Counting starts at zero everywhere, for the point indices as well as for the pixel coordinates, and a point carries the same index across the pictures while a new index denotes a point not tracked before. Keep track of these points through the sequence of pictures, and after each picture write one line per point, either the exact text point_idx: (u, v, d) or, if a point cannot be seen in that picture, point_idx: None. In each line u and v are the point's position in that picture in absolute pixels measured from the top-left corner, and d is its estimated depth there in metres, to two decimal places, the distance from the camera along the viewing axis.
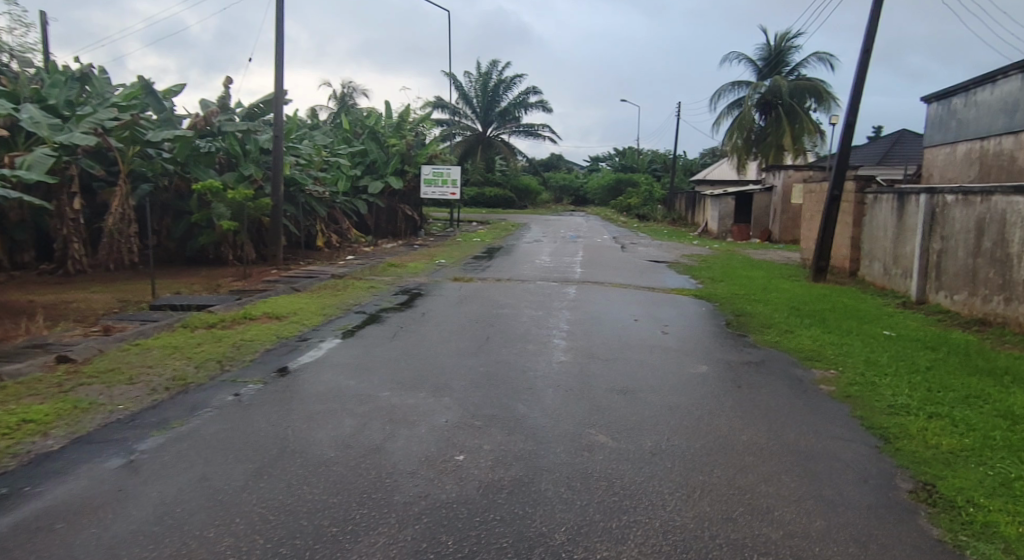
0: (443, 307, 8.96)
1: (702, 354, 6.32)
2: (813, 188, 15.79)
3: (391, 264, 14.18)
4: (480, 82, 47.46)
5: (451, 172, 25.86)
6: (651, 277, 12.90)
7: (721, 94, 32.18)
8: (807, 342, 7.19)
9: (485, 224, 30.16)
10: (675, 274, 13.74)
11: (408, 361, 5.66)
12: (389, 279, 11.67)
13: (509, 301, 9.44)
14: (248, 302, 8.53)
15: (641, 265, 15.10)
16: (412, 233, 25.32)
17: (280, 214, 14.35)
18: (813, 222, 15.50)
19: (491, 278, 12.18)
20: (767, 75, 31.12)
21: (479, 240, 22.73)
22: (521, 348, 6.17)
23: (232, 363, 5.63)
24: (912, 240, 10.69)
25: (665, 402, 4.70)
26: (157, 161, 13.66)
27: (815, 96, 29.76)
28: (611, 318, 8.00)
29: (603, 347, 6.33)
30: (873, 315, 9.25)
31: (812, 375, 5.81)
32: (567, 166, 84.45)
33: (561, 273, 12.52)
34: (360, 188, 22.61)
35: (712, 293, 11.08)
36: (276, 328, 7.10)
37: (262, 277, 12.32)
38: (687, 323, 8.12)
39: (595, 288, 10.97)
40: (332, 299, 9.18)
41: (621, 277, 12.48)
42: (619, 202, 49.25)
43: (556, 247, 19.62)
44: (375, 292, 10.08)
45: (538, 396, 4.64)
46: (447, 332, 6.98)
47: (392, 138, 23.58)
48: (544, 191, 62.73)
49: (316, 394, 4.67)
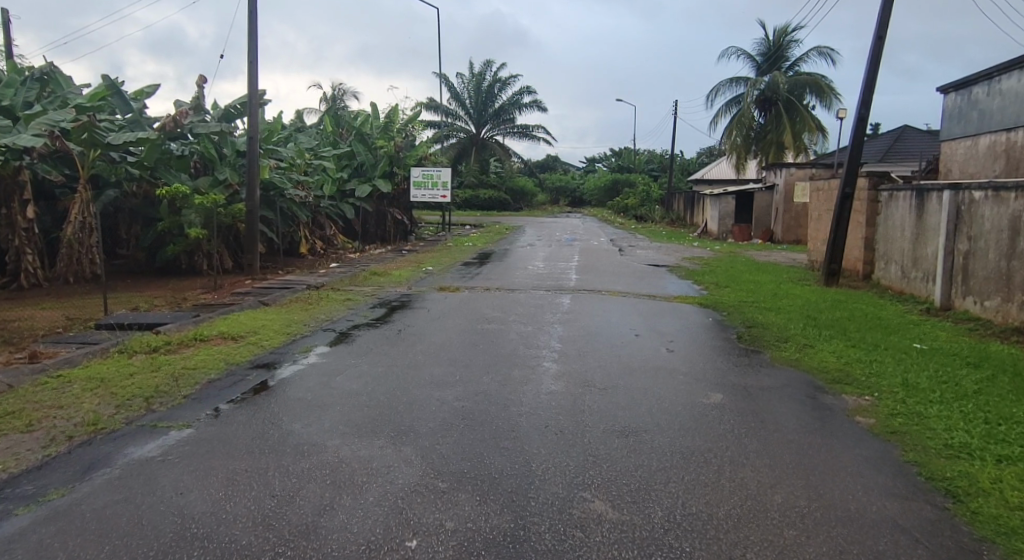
0: (423, 321, 8.10)
1: (715, 379, 5.49)
2: (821, 186, 15.01)
3: (374, 272, 13.33)
4: (473, 83, 46.67)
5: (442, 173, 24.82)
6: (652, 283, 12.06)
7: (720, 91, 31.41)
8: (832, 360, 6.37)
9: (480, 228, 29.30)
10: (676, 280, 12.91)
11: (372, 394, 4.81)
12: (369, 289, 10.83)
13: (498, 313, 8.60)
14: (206, 320, 7.65)
15: (640, 269, 14.28)
16: (404, 238, 24.46)
17: (255, 221, 13.49)
18: (821, 222, 14.72)
19: (480, 286, 11.33)
20: (766, 71, 30.34)
21: (472, 244, 21.91)
22: (505, 376, 5.32)
23: (161, 402, 4.65)
24: (934, 240, 9.87)
25: (678, 447, 3.84)
26: (122, 165, 12.82)
27: (816, 91, 29.00)
28: (609, 333, 7.16)
29: (600, 371, 5.49)
30: (897, 324, 8.42)
31: (846, 404, 4.97)
32: (563, 167, 83.72)
33: (554, 281, 11.68)
34: (347, 192, 21.78)
35: (718, 300, 10.28)
36: (229, 353, 6.17)
37: (233, 289, 11.46)
38: (693, 338, 7.28)
39: (592, 297, 10.13)
40: (302, 314, 8.31)
41: (622, 284, 11.61)
42: (617, 203, 48.48)
43: (551, 251, 18.77)
44: (352, 304, 9.23)
45: (521, 443, 3.81)
46: (424, 353, 6.14)
47: (380, 139, 22.75)
48: (540, 193, 61.91)
49: (251, 443, 3.82)
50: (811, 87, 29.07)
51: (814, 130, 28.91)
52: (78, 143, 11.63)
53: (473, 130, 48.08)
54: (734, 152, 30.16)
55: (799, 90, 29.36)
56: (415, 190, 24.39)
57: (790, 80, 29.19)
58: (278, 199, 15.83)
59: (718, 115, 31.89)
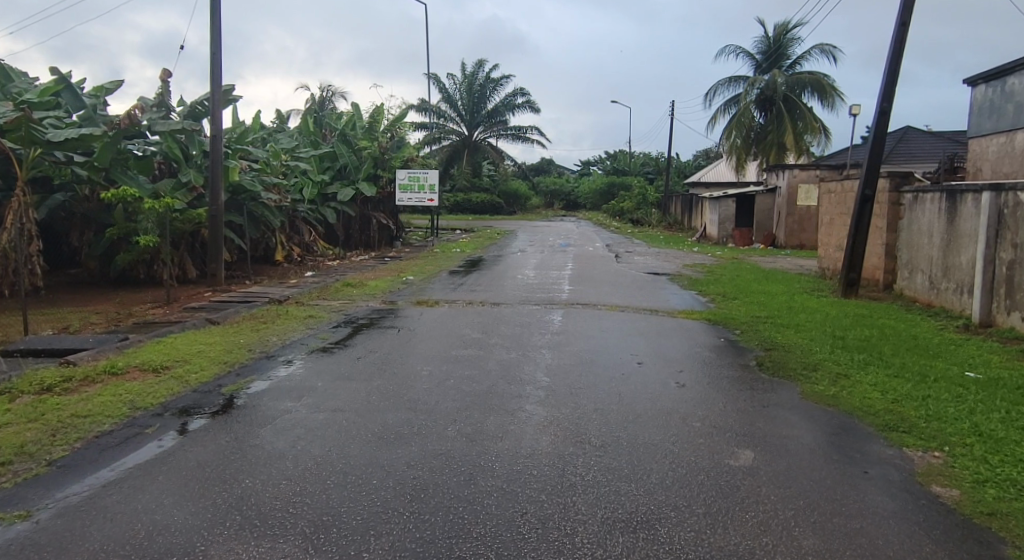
0: (391, 344, 6.98)
1: (743, 429, 4.36)
2: (832, 188, 14.00)
3: (349, 282, 12.20)
4: (465, 83, 45.55)
5: (429, 176, 23.63)
6: (653, 295, 10.94)
7: (718, 90, 30.43)
8: (877, 395, 5.30)
9: (471, 233, 28.19)
10: (679, 290, 11.81)
11: (300, 456, 3.67)
12: (338, 303, 9.70)
13: (477, 333, 7.48)
14: (132, 346, 6.48)
15: (639, 279, 13.20)
16: (389, 244, 23.29)
17: (219, 226, 12.37)
18: (834, 227, 13.70)
19: (462, 299, 10.20)
20: (766, 70, 29.32)
21: (460, 250, 20.78)
22: (477, 426, 4.19)
23: (16, 471, 3.45)
24: (970, 247, 8.79)
25: (710, 552, 2.69)
26: (69, 166, 11.58)
27: (817, 90, 28.05)
28: (607, 362, 6.04)
29: (597, 419, 4.36)
30: (938, 344, 7.31)
31: (912, 465, 3.86)
32: (557, 170, 82.78)
33: (546, 293, 10.55)
34: (328, 195, 20.68)
35: (730, 317, 9.18)
36: (140, 392, 4.96)
37: (188, 303, 10.26)
38: (706, 367, 6.16)
39: (590, 313, 9.01)
40: (250, 337, 7.12)
41: (622, 297, 10.46)
42: (612, 207, 47.52)
43: (542, 258, 17.71)
44: (314, 323, 8.07)
45: (484, 548, 2.67)
46: (381, 391, 5.02)
47: (364, 140, 21.65)
48: (533, 196, 60.84)
49: (100, 546, 2.66)
50: (811, 86, 28.08)
51: (816, 130, 27.96)
52: (16, 141, 10.41)
53: (465, 132, 47.00)
54: (733, 153, 29.22)
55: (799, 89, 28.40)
56: (401, 194, 23.25)
57: (791, 78, 28.22)
58: (249, 202, 14.69)
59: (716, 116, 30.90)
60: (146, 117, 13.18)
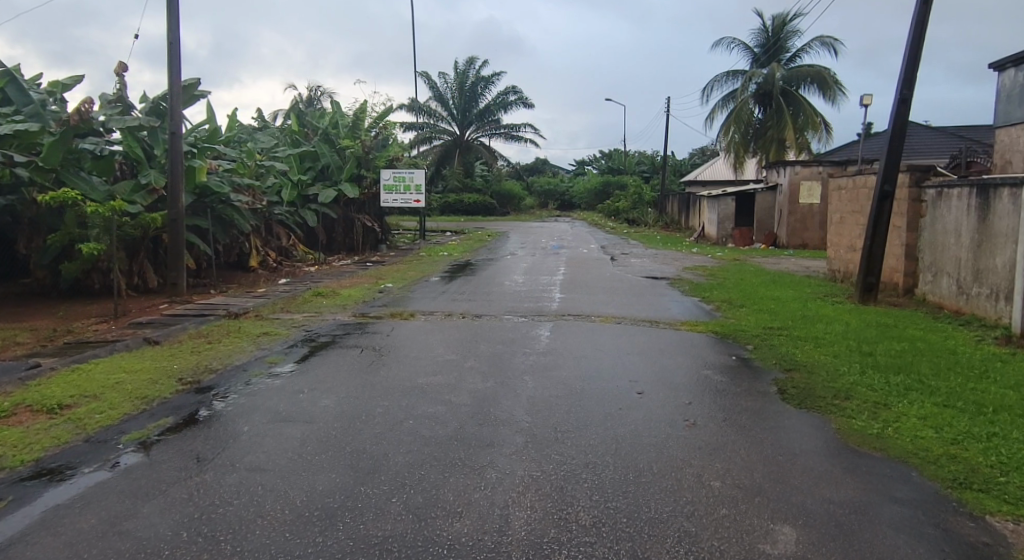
0: (351, 368, 5.98)
1: (776, 491, 3.38)
2: (843, 184, 13.08)
3: (322, 290, 11.21)
4: (457, 82, 44.54)
5: (415, 176, 22.78)
6: (652, 303, 9.96)
7: (715, 85, 29.54)
8: (933, 434, 4.33)
9: (462, 235, 27.23)
10: (681, 297, 10.83)
11: (175, 553, 2.63)
12: (302, 316, 8.70)
13: (453, 352, 6.48)
14: (42, 375, 5.47)
15: (636, 284, 12.23)
16: (374, 248, 22.23)
17: (180, 230, 11.35)
18: (846, 226, 12.78)
19: (442, 310, 9.21)
20: (765, 64, 28.38)
21: (447, 253, 19.74)
22: (432, 495, 3.20)
23: None
24: (1007, 248, 7.85)
25: None
26: (8, 167, 10.49)
27: (818, 84, 27.14)
28: (604, 393, 5.04)
29: (589, 481, 3.38)
30: (983, 362, 6.34)
31: (1007, 546, 2.89)
32: (551, 170, 81.86)
33: (535, 303, 9.56)
34: (309, 197, 19.69)
35: (740, 329, 8.22)
36: (19, 442, 3.96)
37: (137, 316, 9.22)
38: (721, 397, 5.16)
39: (583, 326, 8.02)
40: (187, 361, 6.08)
41: (620, 307, 9.47)
42: (607, 207, 46.57)
43: (534, 262, 16.76)
44: (269, 341, 7.05)
45: None
46: (321, 438, 4.01)
47: (346, 139, 20.64)
48: (528, 196, 59.98)
49: None
50: (811, 80, 27.16)
51: (818, 125, 27.05)
52: None
53: (457, 132, 46.15)
54: (731, 150, 28.40)
55: (798, 84, 27.52)
56: (386, 195, 22.24)
57: (791, 72, 27.30)
58: (217, 205, 13.69)
59: (714, 112, 30.01)
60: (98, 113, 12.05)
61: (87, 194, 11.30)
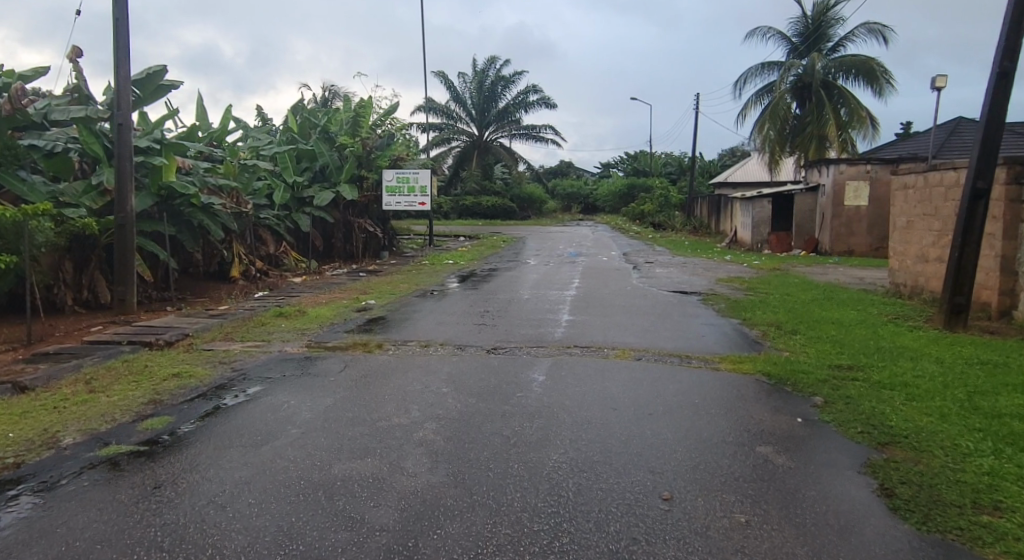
0: (256, 434, 4.17)
1: None
2: (911, 182, 11.00)
3: (291, 307, 9.58)
4: (476, 81, 42.99)
5: (420, 177, 21.29)
6: (682, 330, 8.06)
7: (748, 78, 27.42)
8: None
9: (474, 241, 25.57)
10: (717, 321, 8.90)
11: None
12: (245, 345, 7.00)
13: (405, 408, 4.68)
14: None
15: (663, 301, 10.33)
16: (376, 256, 20.63)
17: (129, 237, 9.83)
18: (916, 232, 10.71)
19: (420, 338, 7.44)
20: (804, 54, 26.17)
21: (453, 262, 18.05)
22: None
23: None
24: None
25: None
26: None
27: (863, 74, 24.83)
28: (612, 504, 3.18)
29: None
30: None
31: None
32: (575, 173, 79.90)
33: (534, 329, 7.74)
34: (305, 200, 18.24)
35: (800, 368, 6.25)
36: None
37: (55, 342, 7.56)
38: (801, 510, 3.24)
39: (593, 365, 6.15)
40: (34, 426, 4.29)
41: (642, 335, 7.56)
42: (632, 209, 44.49)
43: (546, 272, 14.96)
44: (174, 388, 5.27)
45: None
46: None
47: (346, 137, 19.13)
48: (549, 199, 58.16)
49: None
50: (855, 71, 24.93)
51: (864, 120, 24.88)
52: None
53: (475, 133, 44.64)
54: (766, 147, 26.23)
55: (841, 76, 25.33)
56: (388, 197, 20.78)
57: (833, 62, 25.06)
58: (186, 207, 12.17)
59: (747, 107, 27.86)
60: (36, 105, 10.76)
61: (26, 195, 9.85)
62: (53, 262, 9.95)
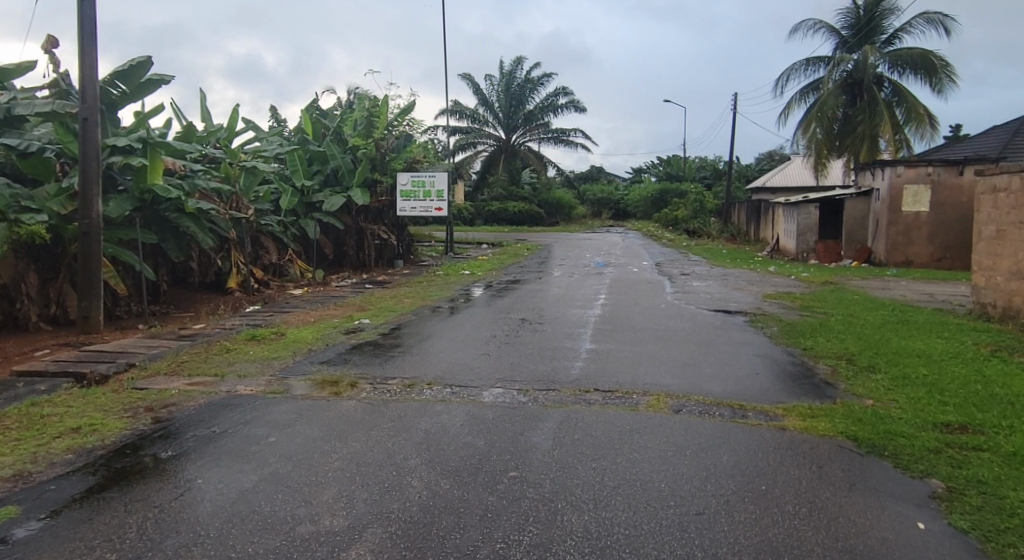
0: (118, 542, 2.81)
1: None
2: (1002, 185, 9.25)
3: (271, 327, 8.34)
4: (503, 83, 41.89)
5: (437, 180, 19.83)
6: (730, 364, 6.56)
7: (791, 75, 25.57)
8: None
9: (497, 249, 24.25)
10: (770, 350, 7.37)
11: None
12: (194, 379, 5.72)
13: (350, 499, 3.28)
14: None
15: (703, 324, 8.80)
16: (389, 264, 19.45)
17: (95, 247, 8.68)
18: (1010, 243, 8.96)
19: (406, 372, 6.08)
20: (854, 48, 24.22)
21: (470, 271, 16.74)
22: None
23: None
24: None
25: None
26: None
27: (921, 69, 22.73)
28: None
29: None
30: None
31: None
32: (606, 178, 78.13)
33: (546, 362, 6.30)
34: (314, 204, 17.18)
35: (895, 427, 4.67)
36: None
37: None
38: None
39: (619, 420, 4.66)
40: None
41: (682, 374, 6.05)
42: (665, 215, 42.70)
43: (569, 285, 13.54)
44: (60, 451, 3.94)
45: None
46: None
47: (358, 138, 18.03)
48: (579, 205, 56.54)
49: None
50: (913, 64, 22.81)
51: (923, 118, 22.75)
52: None
53: (503, 137, 43.51)
54: (812, 149, 24.13)
55: (896, 71, 23.29)
56: (403, 201, 19.46)
57: (887, 56, 23.05)
58: (171, 212, 11.12)
59: (789, 106, 25.97)
60: (8, 98, 10.03)
61: None
62: (16, 272, 8.91)
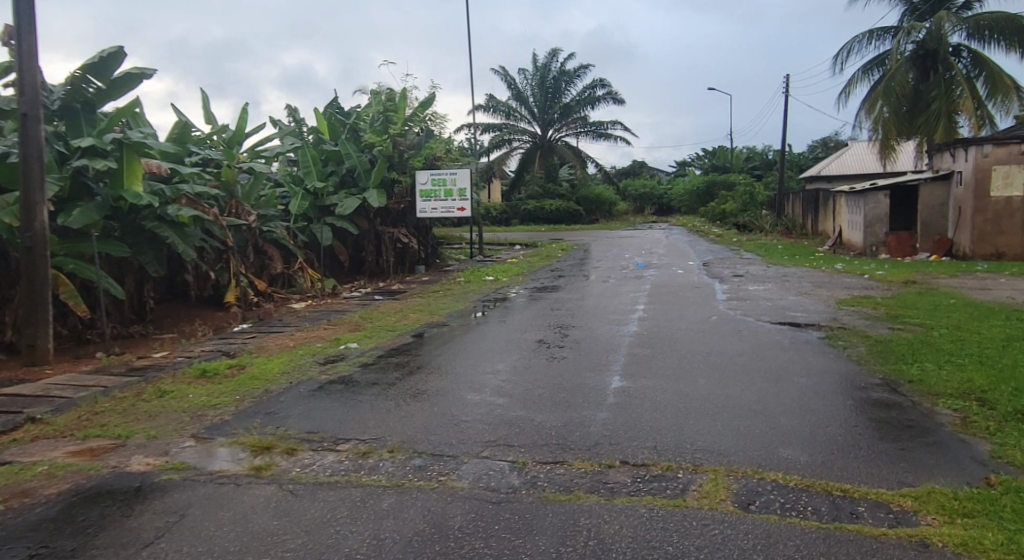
0: None
1: None
2: None
3: (234, 358, 6.92)
4: (537, 77, 40.24)
5: (459, 178, 18.51)
6: (816, 410, 4.77)
7: (852, 50, 23.09)
8: None
9: (530, 250, 22.60)
10: (863, 384, 5.51)
11: None
12: (81, 445, 4.26)
13: None
14: None
15: (769, 345, 6.96)
16: (410, 270, 18.13)
17: (43, 264, 7.48)
18: None
19: (367, 427, 4.53)
20: (924, 15, 21.64)
21: (494, 277, 15.15)
22: None
23: None
24: None
25: None
26: None
27: (1007, 34, 19.91)
28: None
29: None
30: None
31: None
32: (649, 173, 75.44)
33: (558, 414, 4.62)
34: (327, 209, 15.96)
35: None
36: None
37: None
38: None
39: (657, 531, 2.93)
40: None
41: (754, 432, 4.28)
42: (712, 209, 40.21)
43: (604, 292, 11.81)
44: None
45: None
46: None
47: (373, 135, 16.70)
48: (621, 201, 54.30)
49: None
50: (996, 30, 20.05)
51: (1010, 90, 19.90)
52: None
53: (538, 132, 41.82)
54: (878, 130, 21.46)
55: (975, 38, 20.57)
56: (423, 202, 17.99)
57: (964, 21, 20.37)
58: (149, 220, 9.99)
59: (851, 84, 23.47)
60: None
61: None
62: None
